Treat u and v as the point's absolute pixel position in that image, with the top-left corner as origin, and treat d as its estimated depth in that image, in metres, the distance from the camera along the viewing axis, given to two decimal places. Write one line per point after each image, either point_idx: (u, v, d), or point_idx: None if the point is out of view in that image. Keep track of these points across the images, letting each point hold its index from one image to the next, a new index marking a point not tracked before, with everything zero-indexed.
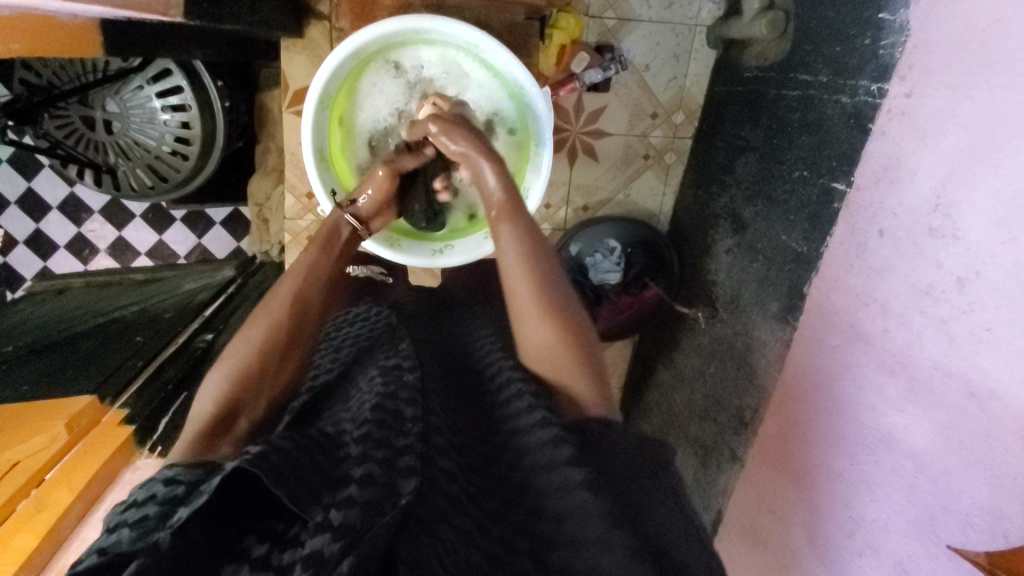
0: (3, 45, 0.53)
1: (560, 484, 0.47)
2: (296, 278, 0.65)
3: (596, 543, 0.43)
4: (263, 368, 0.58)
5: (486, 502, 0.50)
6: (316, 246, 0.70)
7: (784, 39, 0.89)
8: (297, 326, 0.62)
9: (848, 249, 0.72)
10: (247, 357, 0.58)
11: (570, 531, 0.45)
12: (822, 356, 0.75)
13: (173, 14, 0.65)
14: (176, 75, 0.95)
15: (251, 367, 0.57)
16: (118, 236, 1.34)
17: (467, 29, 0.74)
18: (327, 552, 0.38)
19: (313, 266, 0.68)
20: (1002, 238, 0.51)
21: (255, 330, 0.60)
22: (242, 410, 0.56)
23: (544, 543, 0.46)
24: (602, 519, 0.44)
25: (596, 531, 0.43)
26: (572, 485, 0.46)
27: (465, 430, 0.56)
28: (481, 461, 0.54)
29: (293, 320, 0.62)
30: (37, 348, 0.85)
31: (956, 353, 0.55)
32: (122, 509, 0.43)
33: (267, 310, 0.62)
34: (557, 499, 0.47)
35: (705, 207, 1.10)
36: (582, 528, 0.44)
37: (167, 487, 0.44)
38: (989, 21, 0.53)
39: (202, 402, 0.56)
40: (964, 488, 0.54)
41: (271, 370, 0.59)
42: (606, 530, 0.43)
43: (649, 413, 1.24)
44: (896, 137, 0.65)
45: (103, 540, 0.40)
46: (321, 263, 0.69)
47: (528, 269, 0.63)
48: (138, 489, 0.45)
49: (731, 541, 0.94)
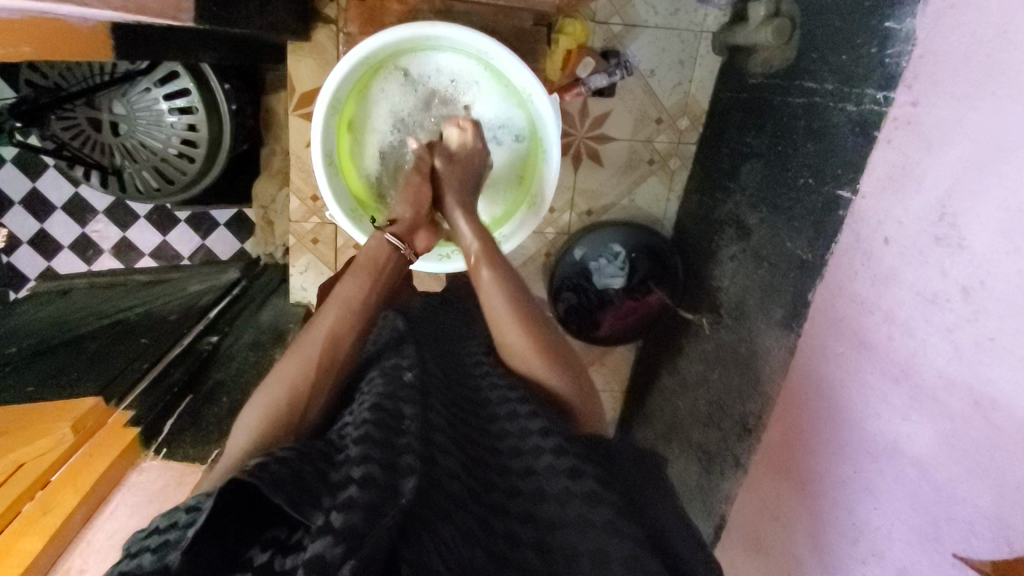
0: (13, 48, 0.53)
1: (565, 468, 0.50)
2: (331, 316, 0.66)
3: (607, 526, 0.45)
4: (296, 403, 0.57)
5: (489, 495, 0.50)
6: (355, 274, 0.71)
7: (789, 47, 0.90)
8: (330, 359, 0.62)
9: (853, 257, 0.72)
10: (280, 393, 0.57)
11: (575, 513, 0.47)
12: (826, 364, 0.75)
13: (182, 18, 0.65)
14: (183, 78, 0.96)
15: (282, 398, 0.57)
16: (122, 237, 1.34)
17: (476, 36, 0.74)
18: (329, 555, 0.37)
19: (347, 302, 0.67)
20: (1007, 249, 0.51)
21: (290, 364, 0.60)
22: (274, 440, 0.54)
23: (546, 528, 0.47)
24: (610, 507, 0.47)
25: (605, 516, 0.46)
26: (578, 474, 0.49)
27: (468, 422, 0.57)
28: (486, 451, 0.55)
29: (327, 354, 0.62)
30: (42, 349, 0.85)
31: (960, 362, 0.56)
32: (144, 535, 0.44)
33: (301, 347, 0.62)
34: (560, 482, 0.49)
35: (710, 213, 1.10)
36: (589, 510, 0.47)
37: (189, 512, 0.44)
38: (995, 32, 0.53)
39: (233, 442, 0.55)
40: (967, 497, 0.54)
41: (303, 405, 0.58)
42: (614, 515, 0.46)
43: (652, 419, 1.24)
44: (901, 146, 0.65)
45: (124, 565, 0.41)
46: (358, 292, 0.69)
47: (513, 304, 0.69)
48: (163, 518, 0.45)
49: (734, 548, 0.94)
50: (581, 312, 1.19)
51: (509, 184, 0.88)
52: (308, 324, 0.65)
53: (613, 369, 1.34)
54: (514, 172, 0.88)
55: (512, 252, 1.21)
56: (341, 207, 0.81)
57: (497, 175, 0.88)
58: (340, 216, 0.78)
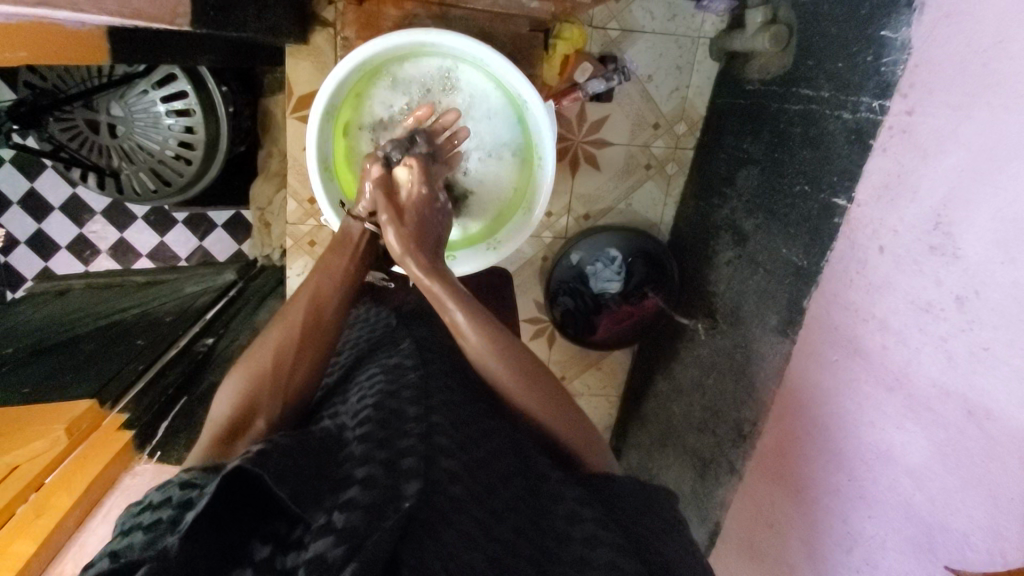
0: (9, 53, 0.53)
1: (566, 513, 0.50)
2: (314, 286, 0.66)
3: (607, 567, 0.45)
4: (280, 370, 0.58)
5: (503, 490, 0.50)
6: (332, 249, 0.71)
7: (786, 54, 0.90)
8: (312, 331, 0.62)
9: (848, 265, 0.72)
10: (264, 362, 0.58)
11: (576, 552, 0.47)
12: (823, 371, 0.75)
13: (179, 23, 0.66)
14: (180, 80, 0.95)
15: (266, 371, 0.57)
16: (119, 237, 1.34)
17: (470, 42, 0.74)
18: (330, 556, 0.38)
19: (331, 268, 0.69)
20: (1000, 259, 0.51)
21: (273, 331, 0.61)
22: (257, 413, 0.55)
23: (545, 553, 0.47)
24: (611, 548, 0.46)
25: (607, 556, 0.46)
26: (578, 517, 0.49)
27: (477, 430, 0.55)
28: (491, 459, 0.52)
29: (311, 320, 0.63)
30: (39, 349, 0.85)
31: (954, 371, 0.56)
32: (137, 511, 0.43)
33: (285, 315, 0.62)
34: (565, 526, 0.49)
35: (707, 217, 1.10)
36: (588, 551, 0.47)
37: (181, 490, 0.43)
38: (990, 42, 0.54)
39: (218, 407, 0.56)
40: (963, 507, 0.54)
41: (287, 371, 0.58)
42: (616, 555, 0.46)
43: (648, 423, 1.24)
44: (896, 155, 0.65)
45: (116, 544, 0.40)
46: (338, 262, 0.70)
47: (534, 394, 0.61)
48: (155, 492, 0.45)
49: (727, 554, 0.94)
50: (578, 317, 1.20)
51: (503, 189, 0.88)
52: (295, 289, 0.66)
53: (610, 374, 1.34)
54: (507, 181, 0.88)
55: (509, 256, 1.21)
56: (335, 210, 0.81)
57: (492, 183, 0.88)
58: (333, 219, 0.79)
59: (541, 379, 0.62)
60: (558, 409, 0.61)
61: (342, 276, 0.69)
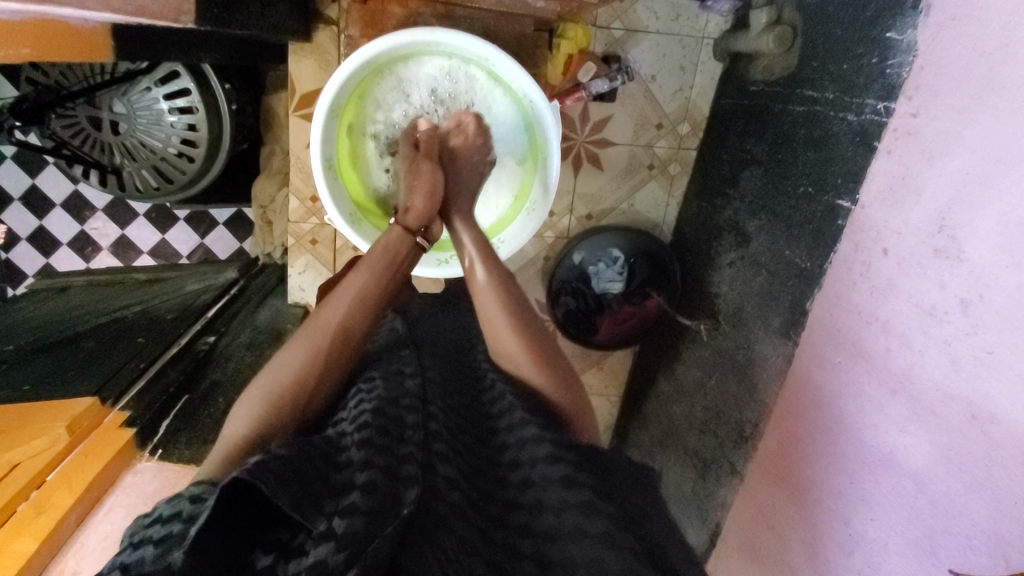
0: (14, 50, 0.52)
1: (559, 478, 0.48)
2: (344, 303, 0.64)
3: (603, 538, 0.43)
4: (301, 391, 0.57)
5: (487, 506, 0.49)
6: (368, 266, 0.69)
7: (791, 54, 0.90)
8: (339, 352, 0.62)
9: (852, 266, 0.72)
10: (288, 379, 0.57)
11: (571, 523, 0.45)
12: (825, 373, 0.75)
13: (183, 20, 0.66)
14: (183, 78, 0.95)
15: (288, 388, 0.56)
16: (121, 235, 1.34)
17: (479, 43, 0.74)
18: (331, 562, 0.37)
19: (363, 290, 0.67)
20: (1006, 263, 0.51)
21: (301, 351, 0.60)
22: (273, 432, 0.54)
23: (544, 540, 0.45)
24: (606, 518, 0.45)
25: (603, 528, 0.44)
26: (573, 482, 0.48)
27: (473, 451, 0.55)
28: (477, 471, 0.52)
29: (338, 342, 0.62)
30: (41, 347, 0.85)
31: (958, 375, 0.56)
32: (145, 525, 0.42)
33: (312, 333, 0.61)
34: (557, 492, 0.47)
35: (709, 218, 1.10)
36: (585, 520, 0.45)
37: (192, 504, 0.42)
38: (996, 45, 0.53)
39: (234, 425, 0.55)
40: (965, 511, 0.54)
41: (308, 392, 0.58)
42: (611, 527, 0.45)
43: (648, 423, 1.24)
44: (901, 157, 0.65)
45: (126, 556, 0.39)
46: (372, 287, 0.68)
47: (552, 374, 0.65)
48: (163, 506, 0.44)
49: (728, 555, 0.94)
50: (579, 317, 1.20)
51: (508, 188, 0.88)
52: (321, 304, 0.65)
53: (611, 374, 1.34)
54: (512, 183, 0.88)
55: (512, 256, 1.21)
56: (340, 210, 0.81)
57: (496, 182, 0.88)
58: (338, 219, 0.79)
59: (547, 349, 0.67)
60: (558, 374, 0.66)
61: (375, 298, 0.67)
